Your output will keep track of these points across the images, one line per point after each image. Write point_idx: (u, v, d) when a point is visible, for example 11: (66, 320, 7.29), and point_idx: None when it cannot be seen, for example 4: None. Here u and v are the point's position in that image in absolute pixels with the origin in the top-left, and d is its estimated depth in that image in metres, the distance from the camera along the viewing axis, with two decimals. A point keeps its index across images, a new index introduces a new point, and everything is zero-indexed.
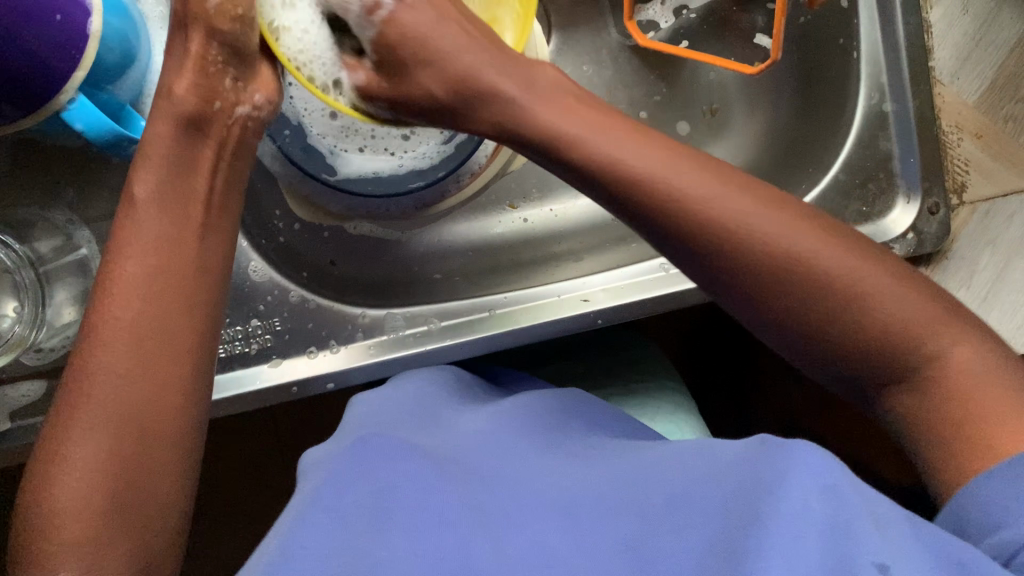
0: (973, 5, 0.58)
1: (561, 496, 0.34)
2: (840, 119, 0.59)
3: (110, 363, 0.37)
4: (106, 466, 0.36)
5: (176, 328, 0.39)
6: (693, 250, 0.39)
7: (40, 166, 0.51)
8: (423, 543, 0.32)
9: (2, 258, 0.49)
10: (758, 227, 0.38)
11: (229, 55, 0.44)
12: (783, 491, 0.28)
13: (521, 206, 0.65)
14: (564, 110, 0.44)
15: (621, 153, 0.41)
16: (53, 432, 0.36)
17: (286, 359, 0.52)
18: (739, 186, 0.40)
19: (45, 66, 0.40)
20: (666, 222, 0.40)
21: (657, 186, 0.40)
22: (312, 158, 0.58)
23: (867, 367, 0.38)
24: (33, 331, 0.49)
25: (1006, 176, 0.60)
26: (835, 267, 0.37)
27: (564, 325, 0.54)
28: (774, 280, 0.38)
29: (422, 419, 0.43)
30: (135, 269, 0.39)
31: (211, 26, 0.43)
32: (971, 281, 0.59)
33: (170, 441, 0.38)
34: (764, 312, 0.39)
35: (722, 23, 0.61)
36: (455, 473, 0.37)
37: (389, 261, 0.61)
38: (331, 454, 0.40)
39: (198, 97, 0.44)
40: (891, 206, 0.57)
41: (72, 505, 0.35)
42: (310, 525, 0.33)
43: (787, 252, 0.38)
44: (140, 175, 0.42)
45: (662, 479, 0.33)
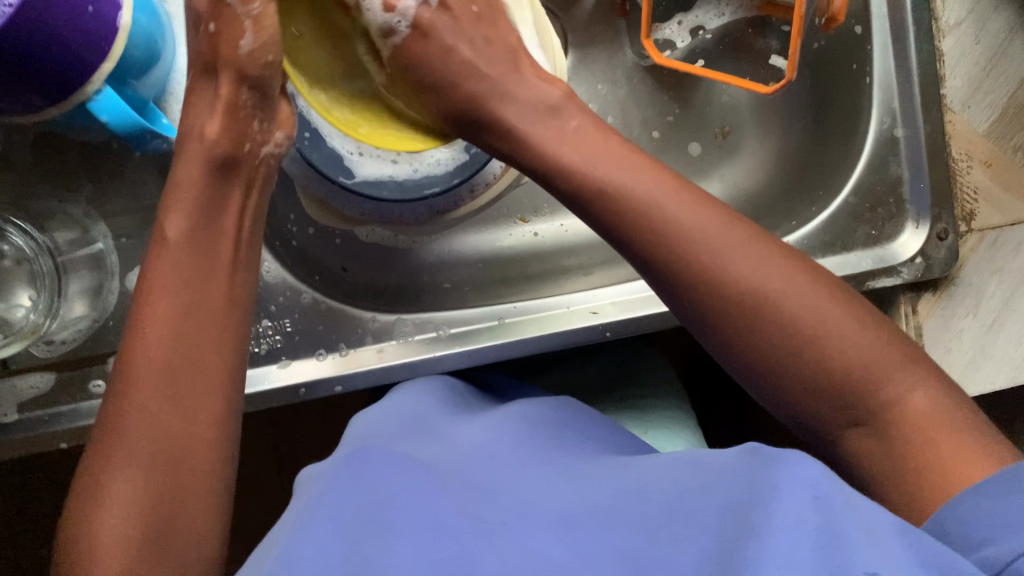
0: (985, 36, 0.59)
1: (549, 505, 0.34)
2: (852, 142, 0.59)
3: (143, 401, 0.38)
4: (143, 503, 0.36)
5: (202, 364, 0.40)
6: (682, 285, 0.41)
7: (59, 160, 0.51)
8: (416, 541, 0.31)
9: (21, 246, 0.50)
10: (746, 269, 0.40)
11: (256, 98, 0.47)
12: (773, 504, 0.28)
13: (532, 220, 0.66)
14: (572, 141, 0.45)
15: (621, 183, 0.43)
16: (92, 473, 0.37)
17: (296, 360, 0.53)
18: (739, 233, 0.41)
19: (74, 57, 0.41)
20: (658, 251, 0.41)
21: (650, 219, 0.41)
22: (330, 161, 0.57)
23: (839, 407, 0.38)
24: (47, 320, 0.49)
25: (1014, 205, 0.60)
26: (814, 314, 0.39)
27: (573, 336, 0.54)
28: (756, 312, 0.39)
29: (420, 432, 0.43)
30: (167, 306, 0.40)
31: (242, 71, 0.46)
32: (977, 307, 0.60)
33: (202, 473, 0.38)
34: (738, 347, 0.40)
35: (737, 45, 0.62)
36: (455, 486, 0.36)
37: (399, 269, 0.62)
38: (327, 468, 0.39)
39: (230, 140, 0.45)
40: (901, 230, 0.57)
41: (111, 537, 0.35)
42: (308, 539, 0.32)
43: (769, 295, 0.39)
44: (170, 218, 0.43)
45: (654, 495, 0.33)
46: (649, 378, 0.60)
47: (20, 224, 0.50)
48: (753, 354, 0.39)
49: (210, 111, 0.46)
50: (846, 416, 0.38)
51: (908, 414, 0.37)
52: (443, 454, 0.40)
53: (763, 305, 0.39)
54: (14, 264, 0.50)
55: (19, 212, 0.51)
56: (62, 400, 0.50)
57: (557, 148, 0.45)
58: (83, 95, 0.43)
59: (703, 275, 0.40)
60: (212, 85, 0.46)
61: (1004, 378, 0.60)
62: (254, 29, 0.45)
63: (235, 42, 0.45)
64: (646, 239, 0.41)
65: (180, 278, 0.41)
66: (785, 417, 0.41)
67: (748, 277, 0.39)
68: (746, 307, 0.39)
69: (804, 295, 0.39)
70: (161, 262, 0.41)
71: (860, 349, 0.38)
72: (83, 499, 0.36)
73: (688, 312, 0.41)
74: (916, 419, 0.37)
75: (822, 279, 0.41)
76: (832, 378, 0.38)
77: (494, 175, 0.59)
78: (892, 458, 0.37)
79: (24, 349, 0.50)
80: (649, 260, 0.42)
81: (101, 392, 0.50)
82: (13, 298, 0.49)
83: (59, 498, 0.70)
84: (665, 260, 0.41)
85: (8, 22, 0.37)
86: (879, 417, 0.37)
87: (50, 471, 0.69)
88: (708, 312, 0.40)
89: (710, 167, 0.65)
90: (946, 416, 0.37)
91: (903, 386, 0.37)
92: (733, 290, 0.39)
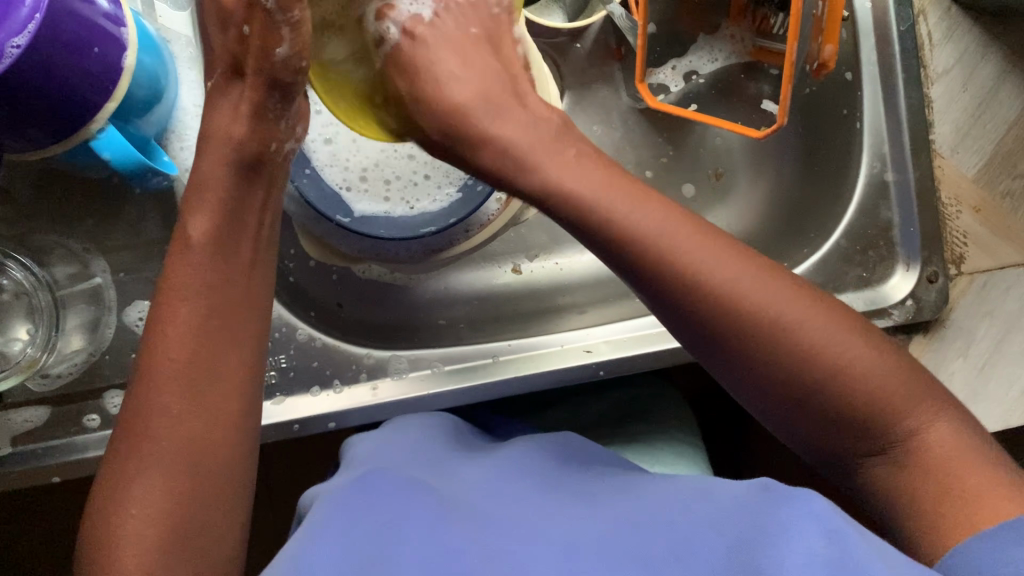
0: (973, 84, 0.60)
1: (555, 532, 0.34)
2: (842, 187, 0.60)
3: (164, 404, 0.38)
4: (162, 503, 0.37)
5: (224, 366, 0.40)
6: (696, 320, 0.39)
7: (61, 198, 0.52)
8: (426, 558, 0.32)
9: (19, 281, 0.50)
10: (762, 301, 0.38)
11: (283, 102, 0.46)
12: (787, 541, 0.30)
13: (525, 265, 0.65)
14: (565, 165, 0.44)
15: (632, 220, 0.41)
16: (115, 464, 0.38)
17: (289, 397, 0.53)
18: (752, 266, 0.40)
19: (79, 95, 0.41)
20: (664, 285, 0.40)
21: (661, 255, 0.40)
22: (326, 201, 0.57)
23: (856, 438, 0.38)
24: (44, 354, 0.49)
25: (1005, 250, 0.61)
26: (831, 346, 0.38)
27: (565, 375, 0.54)
28: (765, 350, 0.38)
29: (432, 462, 0.43)
30: (187, 308, 0.40)
31: (274, 77, 0.45)
32: (968, 350, 0.60)
33: (217, 480, 0.38)
34: (750, 377, 0.39)
35: (731, 89, 0.63)
36: (461, 512, 0.37)
37: (394, 307, 0.63)
38: (338, 489, 0.40)
39: (257, 140, 0.46)
40: (891, 272, 0.58)
41: (133, 535, 0.36)
42: (322, 553, 0.33)
43: (789, 327, 0.38)
44: (195, 216, 0.43)
45: (668, 526, 0.33)
46: (659, 416, 0.60)
47: (21, 260, 0.50)
48: (770, 384, 0.38)
49: (235, 111, 0.46)
50: (864, 445, 0.38)
51: (927, 448, 0.37)
52: (452, 481, 0.41)
53: (780, 337, 0.38)
54: (13, 298, 0.50)
55: (19, 247, 0.51)
56: (55, 435, 0.50)
57: (554, 173, 0.44)
58: (87, 132, 0.44)
59: (719, 309, 0.39)
60: (239, 84, 0.46)
61: (998, 420, 0.60)
62: (291, 37, 0.44)
63: (270, 50, 0.44)
64: (661, 277, 0.40)
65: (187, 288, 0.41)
66: (797, 446, 0.41)
67: (764, 311, 0.38)
68: (762, 340, 0.38)
69: (822, 326, 0.38)
70: (170, 271, 0.41)
71: (877, 376, 0.37)
72: (105, 488, 0.38)
73: (704, 348, 0.40)
74: (940, 454, 0.37)
75: (827, 304, 0.40)
76: (850, 409, 0.37)
77: (489, 217, 0.59)
78: (910, 490, 0.37)
79: (21, 383, 0.50)
80: (660, 294, 0.40)
81: (97, 427, 0.51)
82: (10, 331, 0.50)
83: (52, 535, 0.69)
84: (672, 289, 0.39)
85: (13, 63, 0.37)
86: (896, 447, 0.37)
87: (41, 507, 0.69)
88: (723, 347, 0.39)
89: (703, 210, 0.65)
90: (966, 446, 0.37)
91: (921, 418, 0.37)
92: (750, 325, 0.38)
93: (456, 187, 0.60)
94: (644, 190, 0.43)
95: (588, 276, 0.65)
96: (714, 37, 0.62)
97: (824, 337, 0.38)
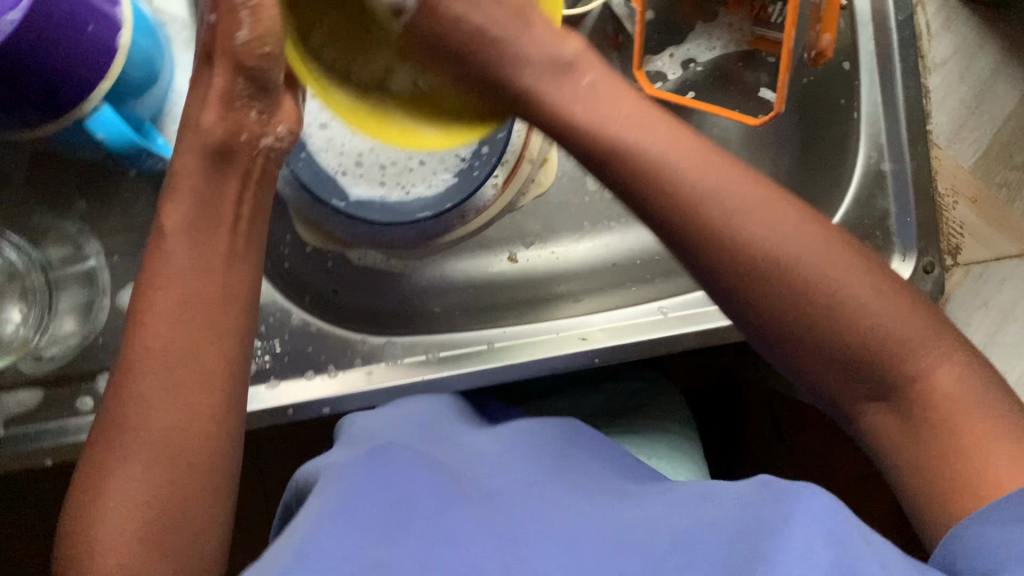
0: (971, 73, 0.60)
1: (547, 530, 0.33)
2: (839, 177, 0.60)
3: (141, 397, 0.38)
4: (144, 499, 0.37)
5: (204, 356, 0.39)
6: (701, 249, 0.40)
7: (58, 179, 0.52)
8: (432, 546, 0.32)
9: (15, 260, 0.51)
10: (766, 236, 0.39)
11: (255, 89, 0.45)
12: (782, 536, 0.29)
13: (522, 253, 0.65)
14: (584, 94, 0.45)
15: (645, 146, 0.41)
16: (97, 460, 0.38)
17: (283, 381, 0.53)
18: (765, 194, 0.40)
19: (73, 73, 0.41)
20: (672, 213, 0.40)
21: (673, 181, 0.40)
22: (322, 184, 0.58)
23: (857, 378, 0.38)
24: (36, 335, 0.50)
25: (1001, 241, 0.61)
26: (835, 279, 0.38)
27: (560, 362, 0.54)
28: (768, 278, 0.39)
29: (431, 436, 0.44)
30: (166, 299, 0.40)
31: (238, 61, 0.44)
32: (964, 341, 0.60)
33: (203, 471, 0.38)
34: (751, 309, 0.39)
35: (726, 78, 0.63)
36: (470, 496, 0.36)
37: (390, 297, 0.62)
38: (346, 463, 0.40)
39: (224, 130, 0.45)
40: (888, 262, 0.57)
41: (111, 534, 0.36)
42: (323, 530, 0.33)
43: (790, 258, 0.38)
44: (172, 202, 0.43)
45: (657, 526, 0.33)
46: (654, 407, 0.60)
47: (14, 239, 0.51)
48: (769, 318, 0.39)
49: (205, 103, 0.45)
50: (866, 387, 0.38)
51: (930, 389, 0.37)
52: (454, 461, 0.41)
53: (782, 269, 0.38)
54: (8, 277, 0.51)
55: (14, 227, 0.51)
56: (47, 418, 0.50)
57: (572, 107, 0.44)
58: (81, 112, 0.43)
59: (722, 242, 0.39)
60: (209, 71, 0.45)
61: None
62: (250, 21, 0.43)
63: (231, 34, 0.44)
64: (671, 201, 0.40)
65: (183, 271, 0.41)
66: (802, 386, 0.41)
67: (768, 240, 0.39)
68: (764, 273, 0.39)
69: (826, 260, 0.39)
70: (161, 257, 0.41)
71: (879, 312, 0.38)
72: (86, 487, 0.38)
73: (709, 282, 0.40)
74: (943, 399, 0.36)
75: (837, 238, 0.40)
76: (850, 345, 0.38)
77: (485, 203, 0.59)
78: (920, 445, 0.36)
79: (13, 364, 0.50)
80: (668, 223, 0.40)
81: (89, 410, 0.50)
82: (3, 312, 0.50)
83: (45, 522, 0.69)
84: (681, 213, 0.40)
85: (8, 38, 0.37)
86: (897, 389, 0.37)
87: (36, 494, 0.69)
88: (726, 278, 0.39)
89: None
90: (975, 394, 0.36)
91: (928, 361, 0.37)
92: (751, 258, 0.39)
93: (452, 174, 0.60)
94: (666, 117, 0.43)
95: (584, 265, 0.65)
96: (712, 26, 0.62)
97: (828, 270, 0.38)
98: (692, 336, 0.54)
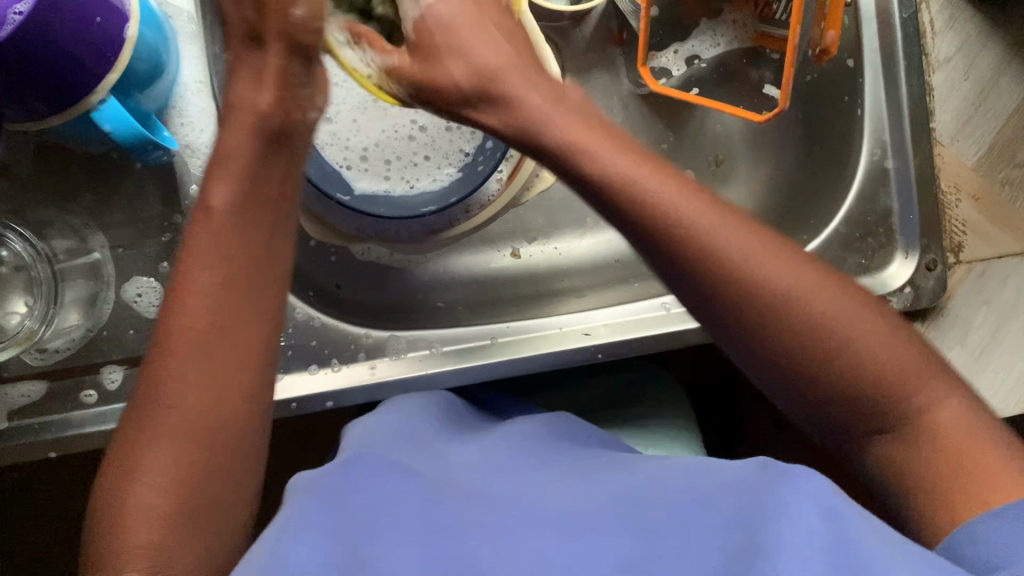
0: (974, 71, 0.60)
1: (556, 513, 0.34)
2: (843, 175, 0.60)
3: (181, 372, 0.37)
4: (175, 476, 0.36)
5: (243, 337, 0.39)
6: (702, 289, 0.38)
7: (62, 171, 0.52)
8: (420, 549, 0.31)
9: (19, 252, 0.50)
10: (768, 277, 0.38)
11: (305, 69, 0.46)
12: (784, 519, 0.29)
13: (524, 250, 0.65)
14: (569, 117, 0.43)
15: (640, 179, 0.40)
16: (130, 436, 0.37)
17: (287, 374, 0.53)
18: (757, 235, 0.39)
19: (82, 65, 0.41)
20: (670, 253, 0.39)
21: (670, 220, 0.39)
22: (328, 178, 0.57)
23: (864, 416, 0.37)
24: (42, 327, 0.49)
25: (1003, 239, 0.61)
26: (839, 320, 0.37)
27: (563, 357, 0.54)
28: (771, 321, 0.37)
29: (414, 447, 0.42)
30: (208, 276, 0.39)
31: (294, 39, 0.45)
32: (965, 338, 0.60)
33: (230, 452, 0.38)
34: (755, 350, 0.38)
35: (731, 75, 0.63)
36: (450, 497, 0.35)
37: (394, 290, 0.63)
38: (321, 470, 0.39)
39: (281, 108, 0.44)
40: (890, 260, 0.58)
41: (144, 508, 0.35)
42: (299, 536, 0.31)
43: (798, 304, 0.37)
44: (216, 184, 0.42)
45: (660, 501, 0.33)
46: (655, 400, 0.60)
47: (19, 231, 0.50)
48: (773, 360, 0.38)
49: (257, 79, 0.45)
50: (874, 423, 0.37)
51: (935, 425, 0.36)
52: (437, 465, 0.40)
53: (789, 315, 0.37)
54: (13, 270, 0.50)
55: (18, 220, 0.51)
56: (52, 410, 0.50)
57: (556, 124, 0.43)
58: (88, 104, 0.43)
59: (728, 286, 0.38)
60: (260, 52, 0.45)
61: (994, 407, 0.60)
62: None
63: (288, 10, 0.44)
64: (669, 240, 0.39)
65: (215, 247, 0.40)
66: (802, 422, 0.40)
67: (771, 281, 0.37)
68: (769, 319, 0.37)
69: (828, 300, 0.37)
70: (198, 231, 0.40)
71: (884, 350, 0.37)
72: (116, 464, 0.37)
73: (710, 319, 0.39)
74: (950, 434, 0.36)
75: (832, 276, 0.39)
76: (857, 386, 0.37)
77: (489, 197, 0.58)
78: (924, 466, 0.36)
79: (17, 357, 0.50)
80: (667, 261, 0.39)
81: (93, 402, 0.51)
82: (8, 305, 0.49)
83: (48, 513, 0.70)
84: (679, 252, 0.38)
85: (16, 29, 0.38)
86: (904, 424, 0.37)
87: (38, 485, 0.69)
88: (729, 317, 0.38)
89: None
90: (975, 426, 0.36)
91: (932, 396, 0.37)
92: (756, 303, 0.37)
93: (457, 170, 0.60)
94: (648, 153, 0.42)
95: (587, 260, 0.65)
96: (716, 22, 0.62)
97: (830, 312, 0.37)
98: (695, 332, 0.54)
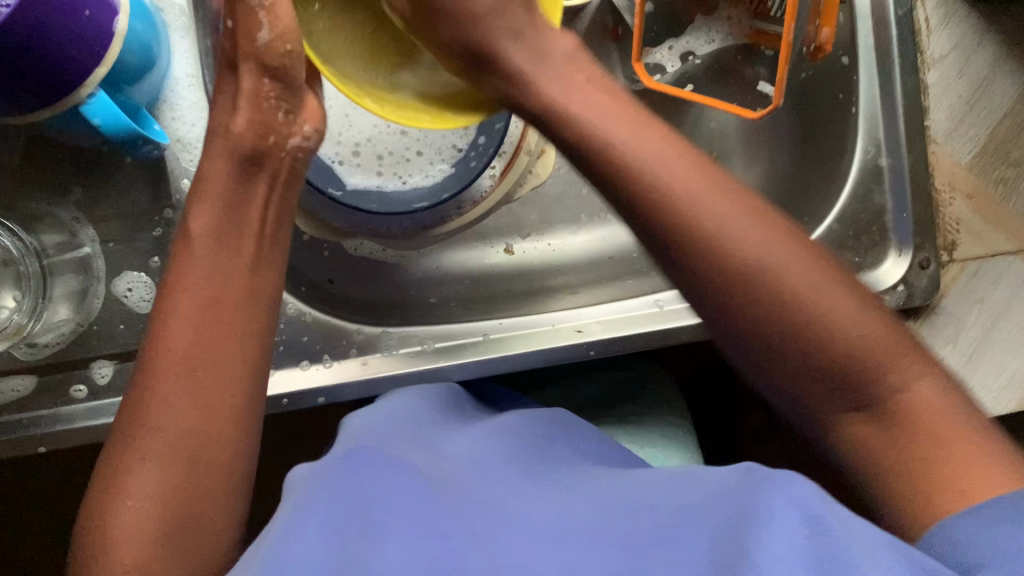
0: (969, 70, 0.60)
1: (539, 521, 0.33)
2: (837, 172, 0.60)
3: (163, 391, 0.38)
4: (161, 495, 0.36)
5: (226, 352, 0.40)
6: (682, 254, 0.39)
7: (51, 164, 0.51)
8: (415, 547, 0.31)
9: (8, 246, 0.50)
10: (747, 245, 0.38)
11: (281, 88, 0.47)
12: (768, 528, 0.29)
13: (518, 245, 0.65)
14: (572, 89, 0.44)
15: (629, 144, 0.41)
16: (114, 458, 0.38)
17: (279, 370, 0.53)
18: (747, 204, 0.40)
19: (70, 59, 0.41)
20: (655, 217, 0.39)
21: (655, 184, 0.40)
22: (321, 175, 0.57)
23: (837, 393, 0.37)
24: (30, 321, 0.49)
25: (996, 238, 0.61)
26: (816, 293, 0.38)
27: (554, 354, 0.54)
28: (749, 289, 0.38)
29: (417, 436, 0.43)
30: (189, 299, 0.40)
31: (261, 61, 0.46)
32: (957, 337, 0.60)
33: (218, 467, 0.38)
34: (730, 321, 0.39)
35: (726, 71, 0.63)
36: (448, 493, 0.36)
37: (386, 285, 0.62)
38: (321, 465, 0.39)
39: (255, 133, 0.46)
40: (883, 258, 0.58)
41: (130, 528, 0.36)
42: (301, 531, 0.32)
43: (767, 270, 0.38)
44: (196, 211, 0.43)
45: (643, 510, 0.33)
46: (648, 397, 0.60)
47: (8, 225, 0.50)
48: (749, 330, 0.38)
49: (239, 105, 0.46)
50: (845, 400, 0.37)
51: (912, 407, 0.36)
52: (434, 459, 0.40)
53: (758, 280, 0.38)
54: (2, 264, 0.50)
55: (8, 213, 0.51)
56: (42, 404, 0.50)
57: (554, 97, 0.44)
58: (77, 97, 0.43)
59: (698, 248, 0.39)
60: (233, 76, 0.47)
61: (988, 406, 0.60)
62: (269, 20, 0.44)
63: (253, 34, 0.45)
64: (654, 204, 0.39)
65: (206, 262, 0.41)
66: (781, 402, 0.40)
67: (750, 251, 0.38)
68: (739, 283, 0.38)
69: (808, 273, 0.38)
70: (185, 256, 0.41)
71: (860, 329, 0.37)
72: (102, 485, 0.37)
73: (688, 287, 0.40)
74: (922, 416, 0.36)
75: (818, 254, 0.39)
76: (829, 359, 0.37)
77: (481, 194, 0.59)
78: (896, 450, 0.36)
79: (7, 351, 0.50)
80: (650, 226, 0.40)
81: (83, 397, 0.50)
82: None
83: (37, 507, 0.69)
84: (663, 215, 0.39)
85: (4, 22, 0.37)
86: (877, 404, 0.37)
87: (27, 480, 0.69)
88: (705, 287, 0.39)
89: None
90: (953, 407, 0.37)
91: (908, 376, 0.37)
92: (726, 268, 0.38)
93: (450, 166, 0.60)
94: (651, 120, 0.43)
95: (580, 258, 0.65)
96: (711, 18, 0.62)
97: (809, 284, 0.38)
98: (687, 329, 0.54)
